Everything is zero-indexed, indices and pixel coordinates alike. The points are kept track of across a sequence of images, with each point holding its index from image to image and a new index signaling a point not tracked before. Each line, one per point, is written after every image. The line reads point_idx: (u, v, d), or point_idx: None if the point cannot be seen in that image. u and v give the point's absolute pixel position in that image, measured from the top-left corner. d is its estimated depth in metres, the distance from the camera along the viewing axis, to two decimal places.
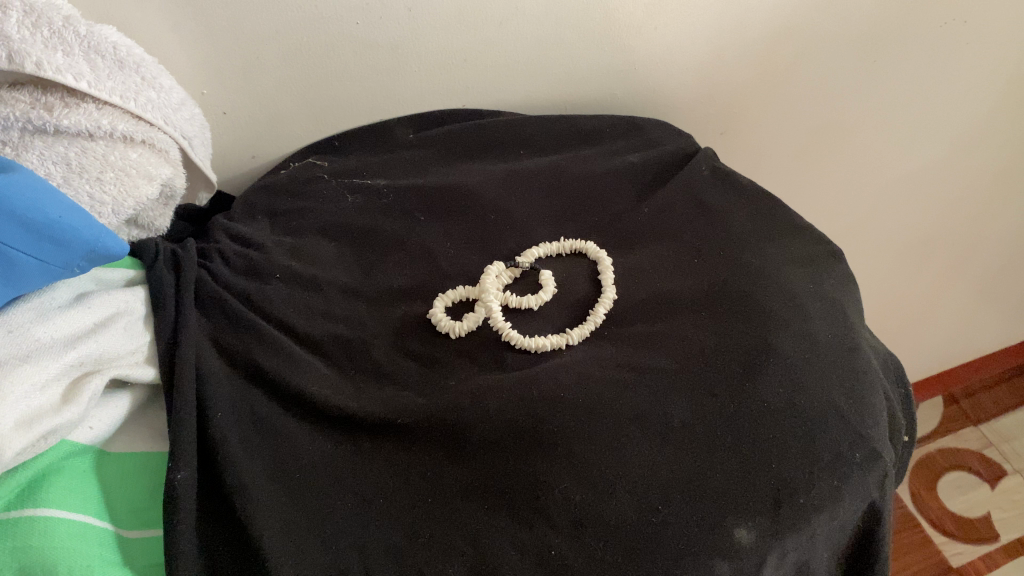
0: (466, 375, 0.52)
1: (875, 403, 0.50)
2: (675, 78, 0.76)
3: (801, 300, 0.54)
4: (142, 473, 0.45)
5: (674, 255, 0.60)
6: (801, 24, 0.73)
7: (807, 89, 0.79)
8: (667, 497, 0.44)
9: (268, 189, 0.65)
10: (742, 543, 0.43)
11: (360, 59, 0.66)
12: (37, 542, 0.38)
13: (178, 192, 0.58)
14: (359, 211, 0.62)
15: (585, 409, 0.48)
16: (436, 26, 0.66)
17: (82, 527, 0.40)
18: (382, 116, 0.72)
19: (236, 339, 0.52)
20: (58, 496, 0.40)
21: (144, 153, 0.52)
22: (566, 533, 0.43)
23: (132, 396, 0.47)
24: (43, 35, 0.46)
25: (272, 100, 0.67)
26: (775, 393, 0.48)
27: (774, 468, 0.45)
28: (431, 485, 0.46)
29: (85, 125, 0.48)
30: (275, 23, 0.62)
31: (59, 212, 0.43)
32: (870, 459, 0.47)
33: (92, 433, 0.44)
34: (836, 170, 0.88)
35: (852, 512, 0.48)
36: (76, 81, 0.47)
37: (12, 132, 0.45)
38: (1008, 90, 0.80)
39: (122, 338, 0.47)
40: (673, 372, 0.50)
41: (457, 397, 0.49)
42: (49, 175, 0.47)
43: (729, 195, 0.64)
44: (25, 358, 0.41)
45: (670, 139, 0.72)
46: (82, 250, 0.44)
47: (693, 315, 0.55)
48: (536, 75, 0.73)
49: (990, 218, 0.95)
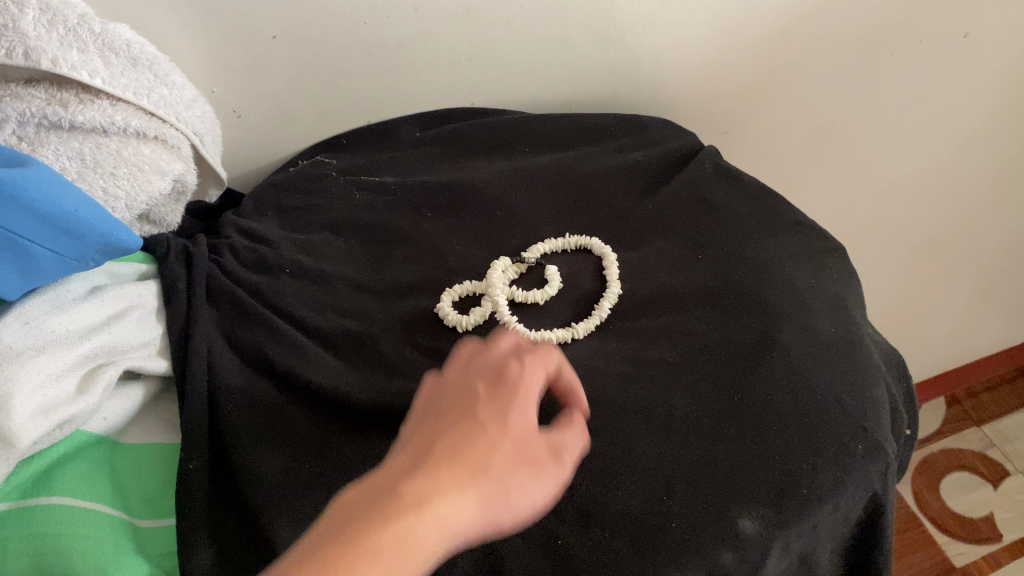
0: None
1: (877, 396, 0.51)
2: (678, 77, 0.77)
3: (803, 295, 0.55)
4: (154, 462, 0.45)
5: (677, 251, 0.61)
6: (802, 24, 0.73)
7: (811, 88, 0.80)
8: (671, 486, 0.45)
9: (278, 185, 0.66)
10: (747, 533, 0.43)
11: (367, 57, 0.67)
12: (52, 529, 0.39)
13: (189, 189, 0.58)
14: (366, 207, 0.63)
15: (591, 402, 0.49)
16: (442, 26, 0.66)
17: (95, 514, 0.40)
18: (389, 114, 0.73)
19: (247, 333, 0.53)
20: (72, 484, 0.41)
21: (156, 149, 0.53)
22: (572, 524, 0.44)
23: (145, 389, 0.48)
24: (58, 32, 0.47)
25: (280, 98, 0.68)
26: (778, 387, 0.49)
27: (777, 458, 0.46)
28: None
29: (98, 121, 0.48)
30: (284, 22, 0.62)
31: (75, 205, 0.43)
32: (873, 450, 0.48)
33: (106, 423, 0.45)
34: (838, 170, 0.89)
35: (856, 503, 0.48)
36: (90, 77, 0.48)
37: (28, 128, 0.46)
38: (1009, 91, 0.81)
39: (135, 331, 0.48)
40: (676, 365, 0.51)
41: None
42: (64, 170, 0.47)
43: (733, 192, 0.65)
44: (41, 349, 0.42)
45: (673, 136, 0.72)
46: (98, 244, 0.44)
47: (697, 310, 0.55)
48: (540, 74, 0.73)
49: (992, 218, 0.96)
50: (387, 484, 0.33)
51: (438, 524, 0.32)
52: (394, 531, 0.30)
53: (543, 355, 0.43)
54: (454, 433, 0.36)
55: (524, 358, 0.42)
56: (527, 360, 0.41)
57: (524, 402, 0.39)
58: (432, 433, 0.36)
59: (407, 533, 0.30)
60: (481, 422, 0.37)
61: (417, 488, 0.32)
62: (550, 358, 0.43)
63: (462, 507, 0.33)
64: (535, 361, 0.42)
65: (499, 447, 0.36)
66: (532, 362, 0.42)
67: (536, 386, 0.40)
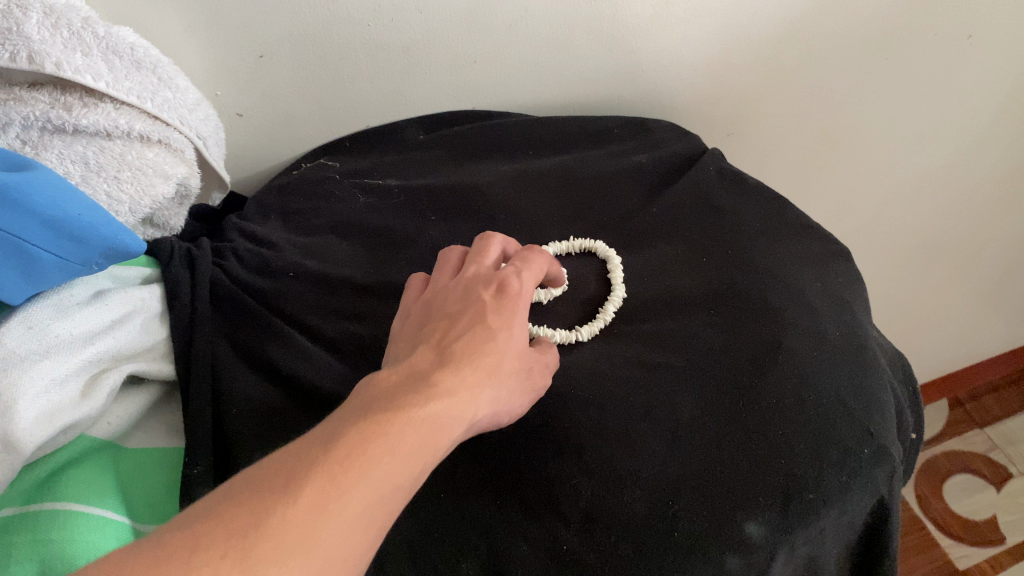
0: None
1: (883, 400, 0.51)
2: (682, 79, 0.77)
3: (809, 298, 0.55)
4: (159, 468, 0.45)
5: (681, 254, 0.61)
6: (806, 27, 0.73)
7: (814, 91, 0.80)
8: (676, 493, 0.44)
9: (281, 189, 0.66)
10: (751, 538, 0.44)
11: (371, 60, 0.67)
12: (57, 534, 0.38)
13: (193, 192, 0.58)
14: (370, 210, 0.63)
15: (596, 406, 0.49)
16: (446, 29, 0.66)
17: (101, 519, 0.40)
18: (392, 117, 0.73)
19: (250, 336, 0.52)
20: (75, 490, 0.40)
21: (160, 153, 0.53)
22: (577, 529, 0.44)
23: (148, 393, 0.48)
24: (62, 36, 0.47)
25: (284, 101, 0.68)
26: (784, 390, 0.49)
27: (782, 463, 0.46)
28: (444, 480, 0.47)
29: (103, 125, 0.48)
30: (288, 25, 0.62)
31: (79, 209, 0.43)
32: (878, 455, 0.48)
33: (109, 428, 0.45)
34: (842, 172, 0.89)
35: (861, 507, 0.48)
36: (94, 81, 0.48)
37: (32, 131, 0.46)
38: (1014, 93, 0.80)
39: (138, 335, 0.48)
40: (682, 369, 0.51)
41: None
42: (68, 174, 0.47)
43: (737, 195, 0.65)
44: (44, 354, 0.42)
45: (677, 139, 0.72)
46: (102, 248, 0.44)
47: (701, 313, 0.55)
48: (544, 76, 0.73)
49: (995, 220, 0.96)
50: (417, 375, 0.38)
51: (464, 411, 0.38)
52: (429, 411, 0.36)
53: (534, 264, 0.49)
54: (470, 327, 0.43)
55: (521, 271, 0.48)
56: (523, 270, 0.48)
57: (523, 308, 0.45)
58: (446, 330, 0.43)
59: (440, 410, 0.36)
60: (488, 326, 0.43)
61: (446, 379, 0.38)
62: (542, 263, 0.50)
63: (493, 393, 0.41)
64: (531, 263, 0.49)
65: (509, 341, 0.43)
66: (528, 267, 0.48)
67: (530, 297, 0.47)
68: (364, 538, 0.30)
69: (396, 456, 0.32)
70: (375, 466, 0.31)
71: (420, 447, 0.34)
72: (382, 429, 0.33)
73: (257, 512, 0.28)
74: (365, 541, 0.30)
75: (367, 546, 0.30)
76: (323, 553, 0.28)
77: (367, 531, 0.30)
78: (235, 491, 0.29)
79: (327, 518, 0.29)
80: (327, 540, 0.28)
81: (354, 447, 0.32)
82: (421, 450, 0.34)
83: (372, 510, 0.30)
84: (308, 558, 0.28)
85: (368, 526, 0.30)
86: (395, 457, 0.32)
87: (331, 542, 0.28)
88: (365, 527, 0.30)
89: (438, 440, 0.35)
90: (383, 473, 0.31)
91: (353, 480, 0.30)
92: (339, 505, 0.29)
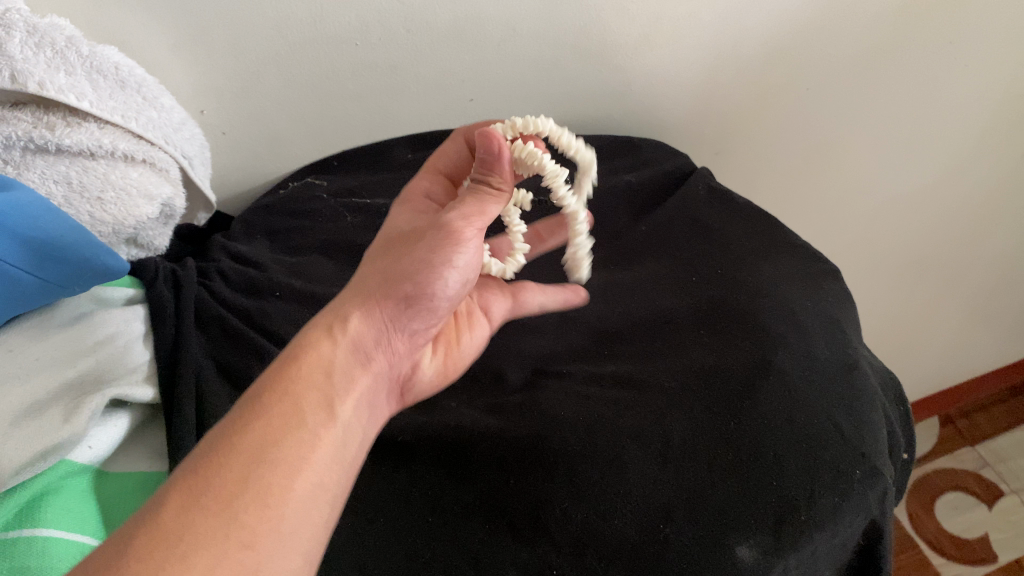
0: (483, 401, 0.53)
1: (875, 419, 0.51)
2: (670, 99, 0.77)
3: (800, 317, 0.55)
4: (142, 493, 0.44)
5: (671, 274, 0.61)
6: (793, 48, 0.74)
7: (800, 113, 0.80)
8: (668, 516, 0.44)
9: (267, 208, 0.66)
10: (743, 560, 0.43)
11: (358, 79, 0.67)
12: (36, 563, 0.37)
13: (178, 211, 0.58)
14: (357, 228, 0.64)
15: (586, 427, 0.48)
16: (433, 48, 0.66)
17: (80, 547, 0.39)
18: (380, 135, 0.73)
19: (236, 356, 0.51)
20: (56, 517, 0.39)
21: (144, 173, 0.52)
22: (568, 554, 0.43)
23: (130, 417, 0.47)
24: (46, 55, 0.47)
25: (271, 121, 0.68)
26: (777, 412, 0.48)
27: (774, 486, 0.45)
28: (434, 505, 0.47)
29: (86, 144, 0.48)
30: (274, 45, 0.62)
31: (61, 229, 0.43)
32: (871, 475, 0.47)
33: (91, 452, 0.44)
34: (828, 192, 0.89)
35: (854, 528, 0.47)
36: (78, 100, 0.48)
37: (14, 151, 0.46)
38: (998, 111, 0.81)
39: (124, 356, 0.47)
40: (671, 390, 0.50)
41: (468, 425, 0.50)
42: (49, 195, 0.47)
43: (726, 215, 0.65)
44: (21, 379, 0.42)
45: (666, 158, 0.72)
46: (84, 269, 0.44)
47: (694, 334, 0.55)
48: (533, 96, 0.73)
49: (983, 237, 0.96)
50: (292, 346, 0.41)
51: (344, 342, 0.41)
52: (304, 366, 0.39)
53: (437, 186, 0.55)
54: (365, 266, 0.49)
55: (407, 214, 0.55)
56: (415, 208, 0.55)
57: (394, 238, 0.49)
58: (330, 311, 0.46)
59: (323, 359, 0.40)
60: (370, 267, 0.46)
61: (314, 332, 0.41)
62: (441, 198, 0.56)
63: (376, 304, 0.43)
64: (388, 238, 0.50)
65: (371, 279, 0.44)
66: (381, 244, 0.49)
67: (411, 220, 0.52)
68: (264, 514, 0.32)
69: (278, 426, 0.35)
70: (251, 447, 0.34)
71: (304, 404, 0.37)
72: (257, 412, 0.36)
73: (139, 522, 0.30)
74: (274, 514, 0.32)
75: (282, 513, 0.33)
76: (221, 546, 0.30)
77: (274, 507, 0.32)
78: (120, 533, 0.30)
79: (203, 516, 0.31)
80: (216, 530, 0.30)
81: (223, 439, 0.34)
82: (303, 411, 0.36)
83: (282, 469, 0.34)
84: (204, 553, 0.30)
85: (268, 502, 0.32)
86: (274, 432, 0.35)
87: (212, 531, 0.30)
88: (266, 500, 0.32)
89: (325, 391, 0.38)
90: (266, 448, 0.34)
91: (231, 466, 0.33)
92: (219, 500, 0.31)
